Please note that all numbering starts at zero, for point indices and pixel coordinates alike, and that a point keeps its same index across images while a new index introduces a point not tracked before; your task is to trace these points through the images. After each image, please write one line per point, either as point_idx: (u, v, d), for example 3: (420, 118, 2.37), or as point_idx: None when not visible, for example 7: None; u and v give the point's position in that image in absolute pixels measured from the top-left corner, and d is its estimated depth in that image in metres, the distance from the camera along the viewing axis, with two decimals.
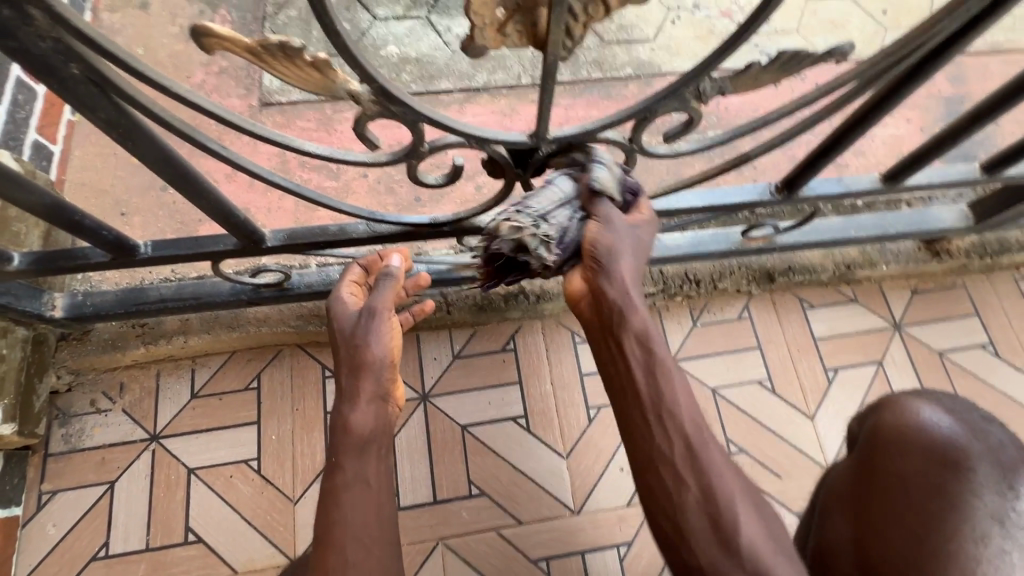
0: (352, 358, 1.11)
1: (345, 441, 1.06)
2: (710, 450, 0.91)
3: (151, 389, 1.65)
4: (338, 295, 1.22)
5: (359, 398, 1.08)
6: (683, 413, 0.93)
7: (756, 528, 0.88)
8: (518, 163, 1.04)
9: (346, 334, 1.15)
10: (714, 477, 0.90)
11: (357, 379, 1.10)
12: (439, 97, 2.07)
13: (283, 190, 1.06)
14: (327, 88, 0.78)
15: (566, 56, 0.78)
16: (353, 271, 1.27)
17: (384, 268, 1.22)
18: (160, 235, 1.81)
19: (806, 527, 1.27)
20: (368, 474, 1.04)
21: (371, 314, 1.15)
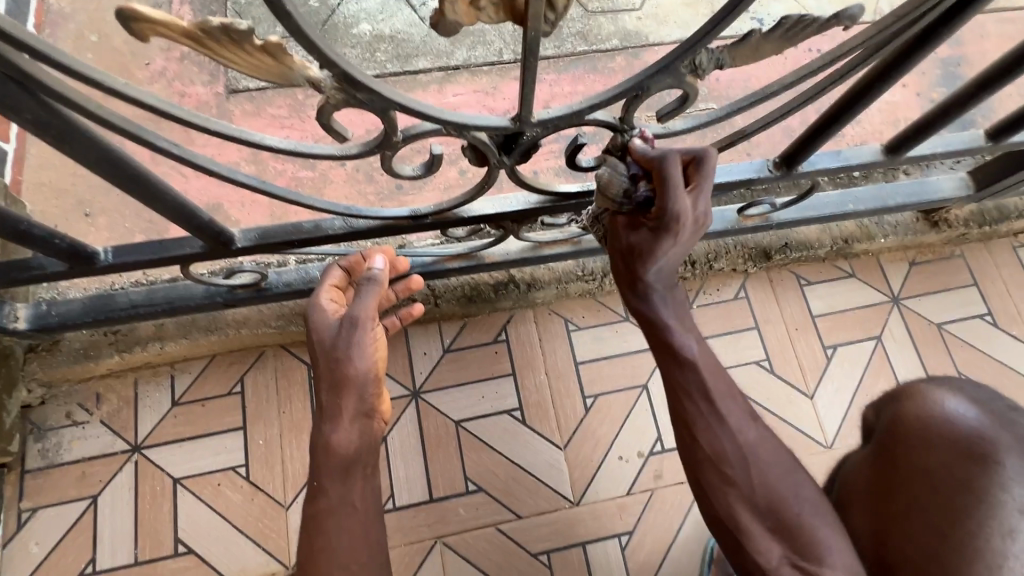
0: (333, 373, 1.05)
1: (328, 462, 1.02)
2: (755, 449, 0.97)
3: (129, 398, 1.58)
4: (317, 302, 1.14)
5: (341, 417, 1.04)
6: (713, 388, 0.99)
7: (776, 485, 0.95)
8: (501, 148, 0.96)
9: (325, 346, 1.08)
10: (735, 436, 0.97)
11: (339, 397, 1.05)
12: (417, 77, 1.96)
13: (248, 188, 0.98)
14: (283, 75, 0.70)
15: (549, 31, 0.70)
16: (332, 274, 1.19)
17: (367, 272, 1.15)
18: (128, 235, 1.71)
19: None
20: (354, 497, 1.02)
21: (353, 324, 1.08)
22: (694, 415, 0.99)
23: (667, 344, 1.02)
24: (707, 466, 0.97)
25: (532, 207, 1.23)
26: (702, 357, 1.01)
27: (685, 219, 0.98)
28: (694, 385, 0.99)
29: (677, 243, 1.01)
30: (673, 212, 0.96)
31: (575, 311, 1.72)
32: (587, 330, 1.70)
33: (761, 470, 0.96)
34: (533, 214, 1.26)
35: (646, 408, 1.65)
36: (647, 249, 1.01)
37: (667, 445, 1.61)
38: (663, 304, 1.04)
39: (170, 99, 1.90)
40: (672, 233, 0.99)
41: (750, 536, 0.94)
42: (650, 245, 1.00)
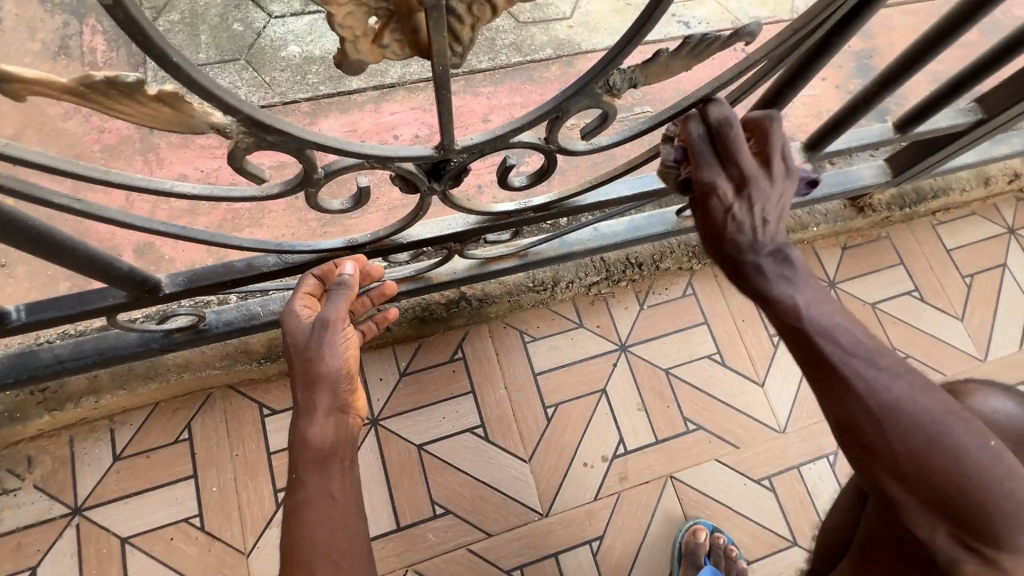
0: (306, 372, 1.00)
1: (304, 456, 0.96)
2: (901, 413, 0.79)
3: (65, 458, 1.48)
4: (290, 309, 1.07)
5: (315, 412, 0.98)
6: (858, 365, 0.81)
7: (916, 445, 0.79)
8: (430, 176, 0.95)
9: (297, 348, 1.03)
10: (888, 401, 0.80)
11: (312, 394, 0.99)
12: (351, 97, 1.92)
13: (168, 235, 0.95)
14: (184, 124, 0.67)
15: (458, 62, 0.70)
16: (306, 282, 1.11)
17: (338, 278, 1.09)
18: (51, 284, 1.61)
19: (854, 514, 1.21)
20: (332, 488, 0.95)
21: (324, 326, 1.02)
22: (832, 385, 0.81)
23: (800, 323, 0.82)
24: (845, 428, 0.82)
25: (471, 227, 1.23)
26: (844, 333, 0.82)
27: (753, 183, 0.82)
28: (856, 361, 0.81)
29: (754, 209, 0.82)
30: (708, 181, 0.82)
31: (530, 322, 1.72)
32: (542, 340, 1.71)
33: (916, 439, 0.79)
34: (474, 234, 1.25)
35: (606, 412, 1.67)
36: (722, 227, 0.83)
37: (629, 447, 1.64)
38: (787, 284, 0.84)
39: (88, 136, 1.79)
40: (739, 196, 0.82)
41: (978, 502, 0.77)
42: (717, 220, 0.83)
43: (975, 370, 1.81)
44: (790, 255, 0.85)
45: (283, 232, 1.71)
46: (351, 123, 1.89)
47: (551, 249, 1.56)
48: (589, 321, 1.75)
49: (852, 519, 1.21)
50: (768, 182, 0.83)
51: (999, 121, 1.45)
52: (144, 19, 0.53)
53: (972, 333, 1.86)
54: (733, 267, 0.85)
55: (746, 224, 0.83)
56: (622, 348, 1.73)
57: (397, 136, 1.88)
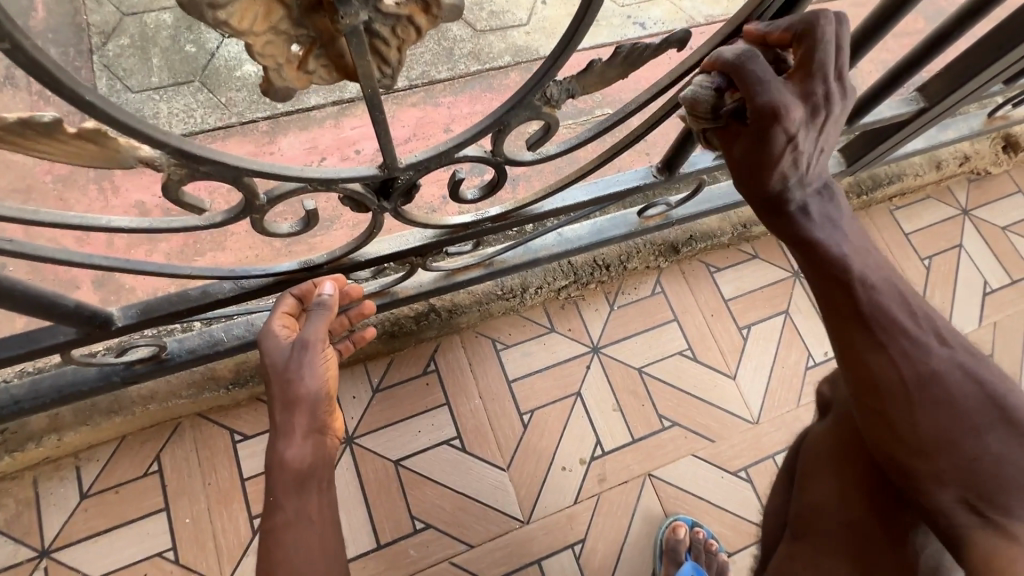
0: (284, 393, 0.99)
1: (281, 477, 0.94)
2: (949, 378, 0.81)
3: (30, 500, 1.44)
4: (268, 330, 1.06)
5: (293, 433, 0.97)
6: (902, 329, 0.83)
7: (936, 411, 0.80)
8: (378, 194, 0.95)
9: (277, 369, 1.02)
10: (927, 368, 0.81)
11: (290, 415, 0.98)
12: (310, 114, 1.91)
13: (112, 269, 0.93)
14: (110, 159, 0.66)
15: (390, 83, 0.70)
16: (284, 302, 1.10)
17: (317, 297, 1.09)
18: (6, 321, 1.56)
19: (784, 491, 1.25)
20: (311, 509, 0.94)
21: (304, 346, 1.02)
22: (854, 340, 0.84)
23: (842, 269, 0.84)
24: (871, 390, 0.83)
25: (429, 241, 1.23)
26: (887, 289, 0.85)
27: (826, 109, 0.78)
28: (892, 326, 0.82)
29: (826, 139, 0.81)
30: (769, 104, 0.74)
31: (502, 330, 1.73)
32: (515, 347, 1.72)
33: (957, 410, 0.80)
34: (433, 247, 1.25)
35: (582, 415, 1.67)
36: (769, 157, 0.78)
37: (607, 448, 1.65)
38: (831, 228, 0.86)
39: (39, 166, 1.75)
40: (810, 121, 0.77)
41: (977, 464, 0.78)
42: (774, 152, 0.77)
43: None
44: (835, 192, 0.89)
45: (246, 254, 1.69)
46: (311, 139, 1.88)
47: (516, 256, 1.56)
48: (561, 325, 1.75)
49: (783, 495, 1.25)
50: (840, 100, 0.79)
51: (940, 109, 1.49)
52: (50, 59, 0.52)
53: None
54: (772, 208, 0.84)
55: (801, 150, 0.79)
56: (595, 350, 1.74)
57: (359, 151, 1.87)
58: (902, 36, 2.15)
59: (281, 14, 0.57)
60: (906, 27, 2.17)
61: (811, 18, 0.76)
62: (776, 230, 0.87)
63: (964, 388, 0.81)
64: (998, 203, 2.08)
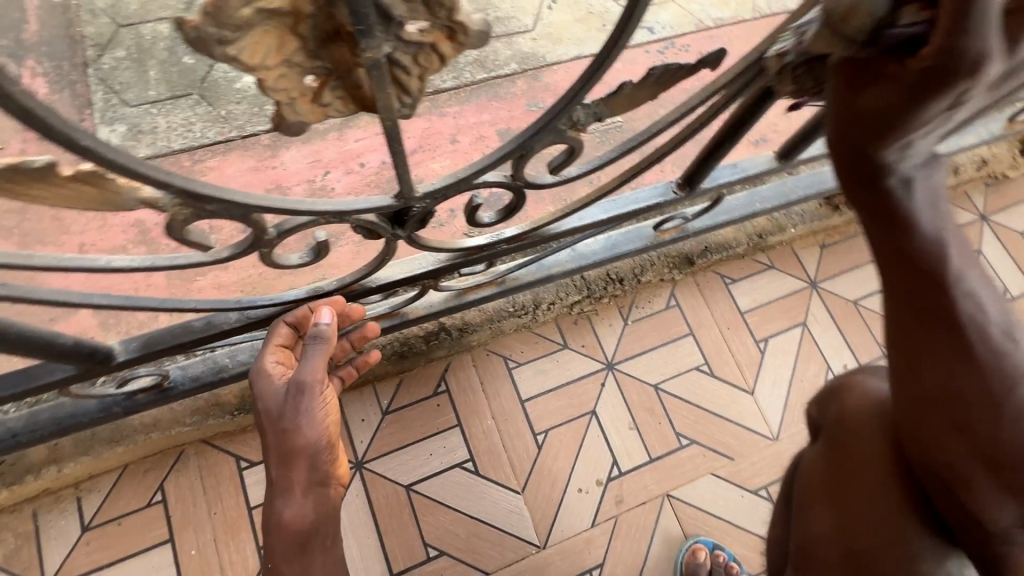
0: (280, 445, 0.94)
1: (281, 538, 0.90)
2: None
3: (29, 534, 1.39)
4: (261, 370, 1.02)
5: (293, 488, 0.93)
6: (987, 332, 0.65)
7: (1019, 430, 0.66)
8: (392, 223, 0.90)
9: (272, 417, 0.98)
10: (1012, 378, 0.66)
11: (287, 468, 0.94)
12: (313, 126, 1.85)
13: (112, 306, 0.88)
14: (110, 202, 0.61)
15: (409, 113, 0.65)
16: (278, 333, 1.06)
17: (313, 329, 1.02)
18: None
19: (783, 518, 1.19)
20: (314, 572, 0.90)
21: (300, 390, 0.97)
22: (931, 349, 0.66)
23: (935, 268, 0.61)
24: (947, 403, 0.68)
25: (443, 265, 1.18)
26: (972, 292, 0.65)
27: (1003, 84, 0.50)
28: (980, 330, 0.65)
29: (956, 118, 0.55)
30: (975, 55, 0.43)
31: (513, 347, 1.68)
32: (527, 365, 1.67)
33: None
34: (446, 270, 1.21)
35: (598, 434, 1.63)
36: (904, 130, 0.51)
37: (623, 468, 1.60)
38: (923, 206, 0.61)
39: None
40: (976, 94, 0.50)
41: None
42: (918, 126, 0.51)
43: None
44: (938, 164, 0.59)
45: (249, 273, 1.64)
46: (314, 153, 1.83)
47: (529, 274, 1.52)
48: (574, 341, 1.71)
49: (783, 528, 1.18)
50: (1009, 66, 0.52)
51: None
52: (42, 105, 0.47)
53: None
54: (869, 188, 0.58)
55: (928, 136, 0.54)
56: (609, 366, 1.70)
57: (363, 164, 1.82)
58: None
59: (296, 47, 0.52)
60: None
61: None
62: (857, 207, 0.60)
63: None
64: (1016, 207, 2.04)
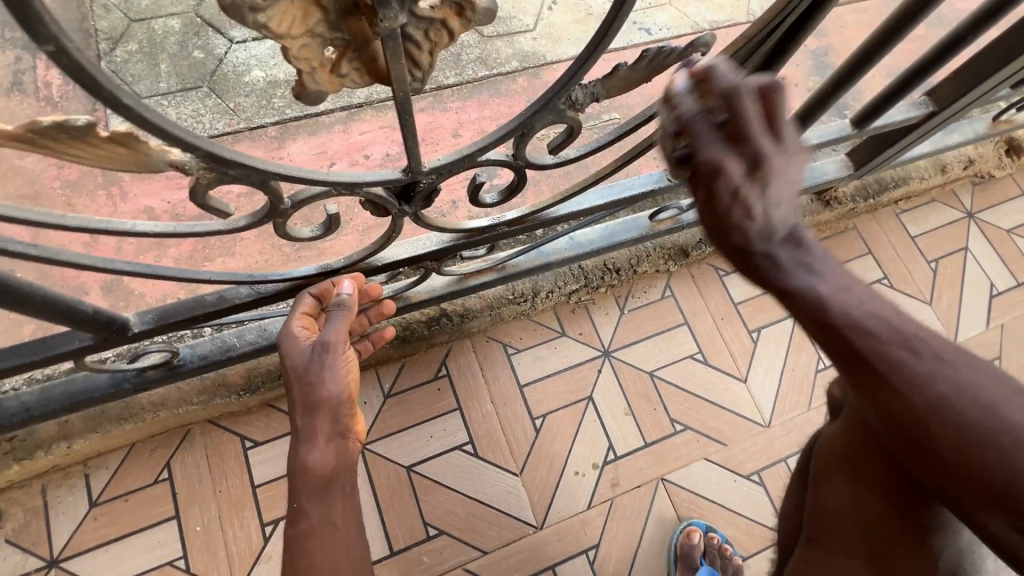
0: (305, 398, 0.98)
1: (305, 482, 0.93)
2: (961, 389, 0.66)
3: (38, 509, 1.43)
4: (288, 331, 1.07)
5: (316, 437, 0.96)
6: (901, 359, 0.67)
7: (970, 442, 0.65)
8: (399, 198, 0.95)
9: (296, 372, 1.01)
10: (939, 394, 0.66)
11: (311, 419, 0.98)
12: (319, 119, 1.91)
13: (132, 274, 0.93)
14: (141, 163, 0.65)
15: (420, 86, 0.70)
16: (303, 302, 1.10)
17: (336, 298, 1.09)
18: (14, 328, 1.55)
19: (799, 493, 1.20)
20: (335, 515, 0.92)
21: (324, 349, 1.02)
22: (864, 383, 0.69)
23: (824, 314, 0.70)
24: (888, 422, 0.69)
25: (446, 245, 1.23)
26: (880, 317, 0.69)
27: (768, 162, 0.70)
28: (894, 358, 0.67)
29: (773, 194, 0.71)
30: (710, 164, 0.70)
31: (513, 334, 1.73)
32: (526, 351, 1.71)
33: (988, 435, 0.64)
34: (449, 252, 1.25)
35: (595, 419, 1.67)
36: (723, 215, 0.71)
37: (619, 452, 1.64)
38: (807, 272, 0.72)
39: (47, 172, 1.74)
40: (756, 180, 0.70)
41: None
42: (724, 208, 0.70)
43: None
44: (803, 238, 0.73)
45: (257, 260, 1.68)
46: (320, 145, 1.88)
47: (528, 260, 1.56)
48: (572, 329, 1.75)
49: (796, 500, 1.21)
50: (782, 157, 0.71)
51: (948, 113, 1.51)
52: (90, 63, 0.51)
53: (942, 315, 1.92)
54: (740, 259, 0.73)
55: (761, 210, 0.70)
56: (606, 354, 1.74)
57: (368, 156, 1.87)
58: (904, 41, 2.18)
59: (319, 18, 0.57)
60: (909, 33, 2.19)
61: (736, 87, 0.71)
62: (750, 281, 0.74)
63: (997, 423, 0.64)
64: (1001, 205, 2.09)
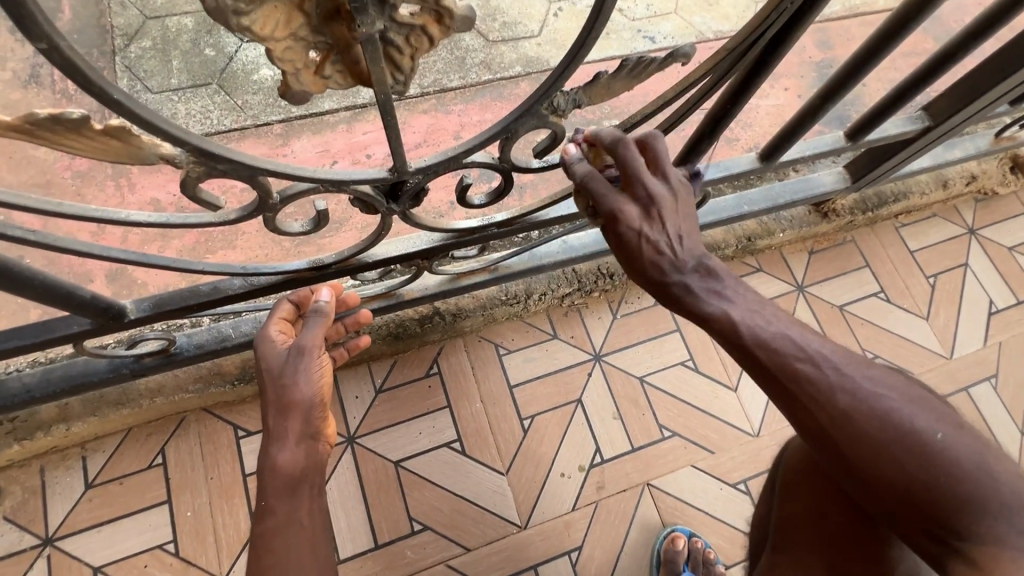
0: (278, 398, 1.01)
1: (274, 481, 0.95)
2: (856, 400, 0.84)
3: (36, 488, 1.47)
4: (265, 334, 1.10)
5: (287, 437, 0.98)
6: (804, 376, 0.85)
7: (881, 446, 0.82)
8: (387, 197, 0.97)
9: (272, 373, 1.04)
10: (842, 407, 0.84)
11: (283, 419, 0.99)
12: (323, 118, 1.95)
13: (127, 262, 0.96)
14: (133, 155, 0.68)
15: (402, 89, 0.72)
16: (282, 307, 1.15)
17: (313, 305, 1.14)
18: (21, 312, 1.60)
19: (766, 502, 1.34)
20: (302, 515, 0.95)
21: (300, 352, 1.05)
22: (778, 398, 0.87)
23: (739, 336, 0.87)
24: (807, 433, 0.87)
25: (436, 244, 1.25)
26: (797, 345, 0.87)
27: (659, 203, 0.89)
28: (804, 375, 0.85)
29: (669, 222, 0.90)
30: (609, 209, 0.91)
31: (504, 335, 1.75)
32: (517, 352, 1.73)
33: (875, 440, 0.82)
34: (440, 250, 1.28)
35: (583, 422, 1.68)
36: (630, 250, 0.91)
37: (606, 455, 1.65)
38: (720, 298, 0.90)
39: (60, 162, 1.80)
40: (650, 216, 0.90)
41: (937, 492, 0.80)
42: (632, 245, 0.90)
43: (940, 369, 1.86)
44: (712, 267, 0.92)
45: (257, 253, 1.73)
46: (323, 143, 1.92)
47: (521, 262, 1.58)
48: (563, 332, 1.77)
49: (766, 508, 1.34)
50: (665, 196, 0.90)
51: (944, 128, 1.51)
52: (83, 60, 0.54)
53: (938, 331, 1.91)
54: (661, 291, 0.92)
55: (656, 242, 0.90)
56: (597, 358, 1.75)
57: (369, 155, 1.91)
58: (908, 56, 2.18)
59: (301, 22, 0.59)
60: (914, 47, 2.19)
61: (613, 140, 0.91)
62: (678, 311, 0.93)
63: (889, 427, 0.83)
64: (1003, 223, 2.08)
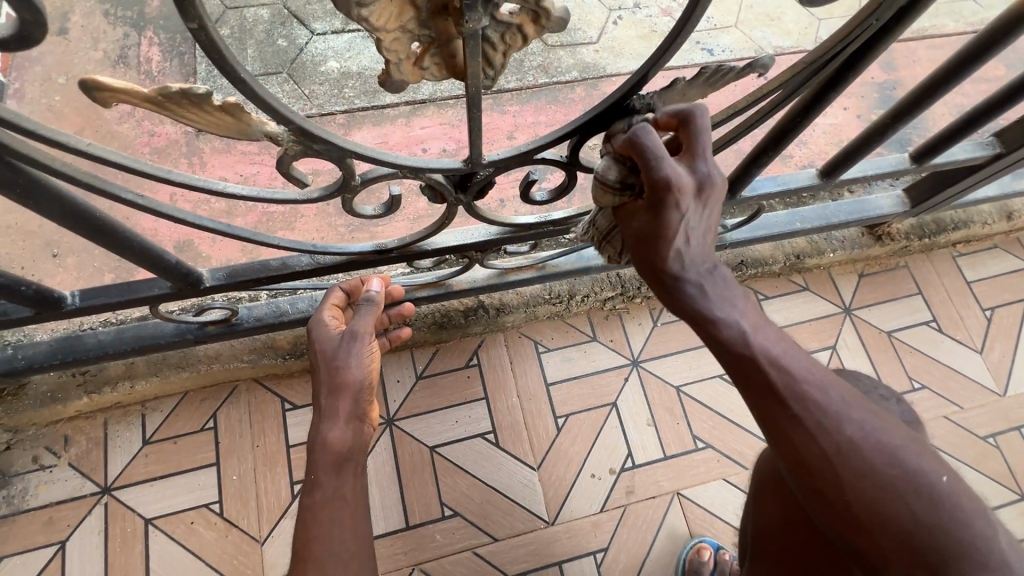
0: (331, 378, 1.04)
1: (324, 457, 0.98)
2: (852, 421, 0.78)
3: (99, 439, 1.57)
4: (320, 319, 1.16)
5: (338, 416, 1.01)
6: (810, 394, 0.79)
7: (867, 464, 0.77)
8: (457, 188, 1.02)
9: (325, 356, 1.08)
10: (846, 436, 0.78)
11: (334, 399, 1.03)
12: (383, 111, 2.02)
13: (212, 231, 1.03)
14: (242, 131, 0.74)
15: (490, 84, 0.76)
16: (333, 295, 1.23)
17: (366, 294, 1.20)
18: (96, 275, 1.72)
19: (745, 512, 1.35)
20: (346, 491, 0.97)
21: (353, 337, 1.09)
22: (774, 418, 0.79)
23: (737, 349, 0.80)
24: (800, 465, 0.79)
25: (492, 238, 1.29)
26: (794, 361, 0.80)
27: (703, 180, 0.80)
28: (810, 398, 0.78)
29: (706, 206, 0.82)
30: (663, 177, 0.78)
31: (545, 333, 1.78)
32: (556, 351, 1.76)
33: (877, 477, 0.76)
34: (495, 244, 1.32)
35: (616, 425, 1.69)
36: (664, 229, 0.80)
37: (637, 461, 1.66)
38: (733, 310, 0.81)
39: (140, 138, 1.92)
40: (696, 199, 0.80)
41: (934, 526, 0.75)
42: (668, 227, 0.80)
43: (992, 405, 1.80)
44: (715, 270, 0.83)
45: (314, 236, 1.80)
46: (382, 135, 1.99)
47: (568, 263, 1.61)
48: (603, 335, 1.78)
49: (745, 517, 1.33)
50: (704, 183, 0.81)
51: (1016, 155, 1.47)
52: (222, 42, 0.60)
53: (992, 367, 1.84)
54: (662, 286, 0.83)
55: (693, 229, 0.81)
56: (635, 363, 1.76)
57: (425, 149, 1.97)
58: (979, 81, 2.11)
59: (411, 16, 0.64)
60: (985, 72, 2.13)
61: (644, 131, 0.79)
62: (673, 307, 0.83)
63: (891, 461, 0.77)
64: None
